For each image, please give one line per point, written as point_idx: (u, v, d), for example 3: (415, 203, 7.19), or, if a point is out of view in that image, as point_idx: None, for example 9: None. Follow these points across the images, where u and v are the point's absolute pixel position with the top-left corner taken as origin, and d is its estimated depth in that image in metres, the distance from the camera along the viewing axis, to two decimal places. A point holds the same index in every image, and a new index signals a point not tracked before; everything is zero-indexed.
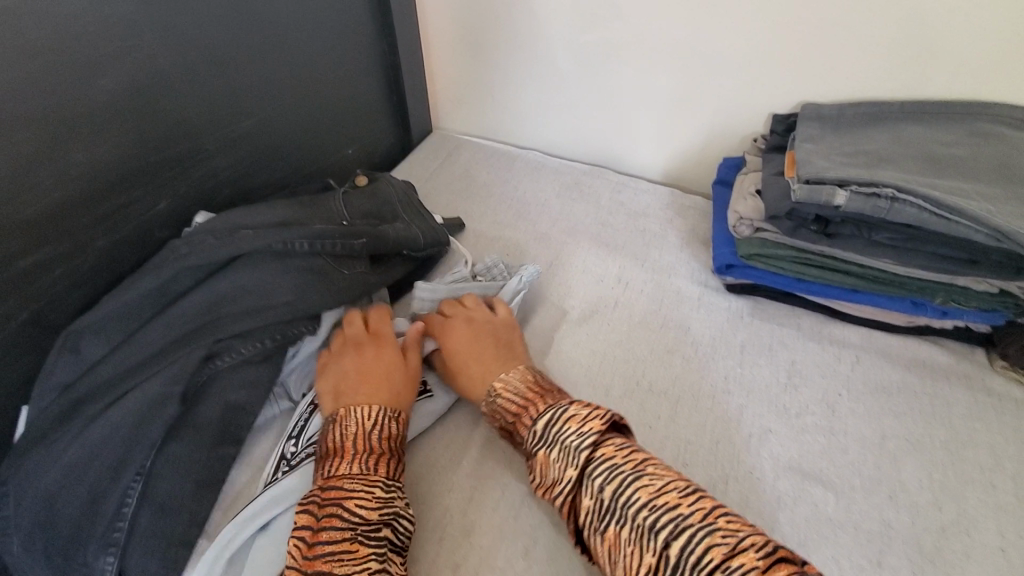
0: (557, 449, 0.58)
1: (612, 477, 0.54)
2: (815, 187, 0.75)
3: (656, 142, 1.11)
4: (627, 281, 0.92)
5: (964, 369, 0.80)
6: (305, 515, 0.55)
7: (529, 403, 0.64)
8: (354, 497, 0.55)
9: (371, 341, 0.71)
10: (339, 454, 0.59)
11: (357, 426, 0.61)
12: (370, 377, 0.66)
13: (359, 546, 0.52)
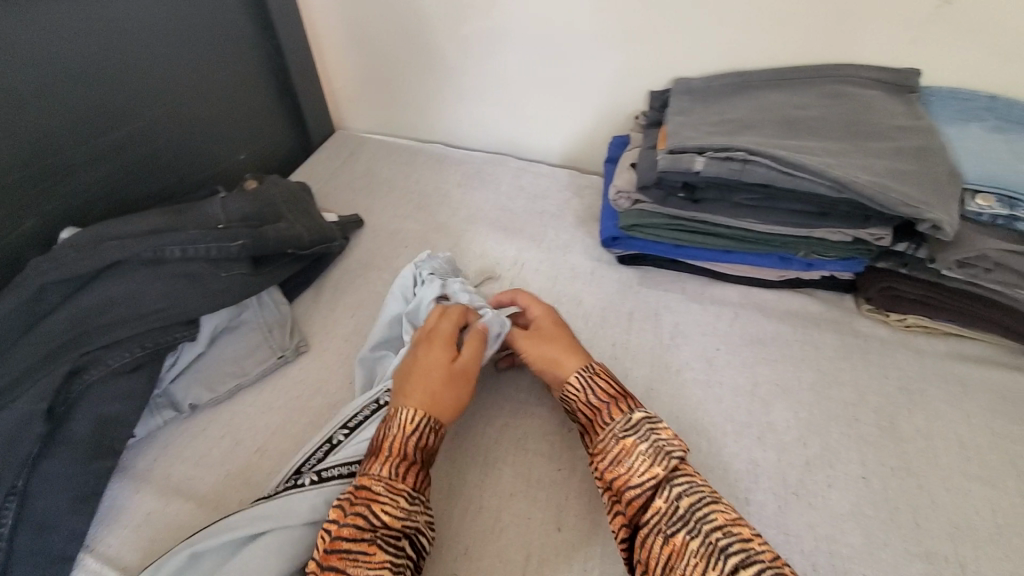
0: (651, 447, 0.59)
1: (696, 495, 0.55)
2: (677, 156, 0.80)
3: (551, 126, 1.15)
4: (523, 263, 0.95)
5: (832, 316, 0.86)
6: (337, 511, 0.55)
7: (620, 398, 0.64)
8: (381, 506, 0.54)
9: (426, 339, 0.68)
10: (378, 454, 0.58)
11: (398, 427, 0.60)
12: (426, 371, 0.64)
13: (376, 550, 0.51)
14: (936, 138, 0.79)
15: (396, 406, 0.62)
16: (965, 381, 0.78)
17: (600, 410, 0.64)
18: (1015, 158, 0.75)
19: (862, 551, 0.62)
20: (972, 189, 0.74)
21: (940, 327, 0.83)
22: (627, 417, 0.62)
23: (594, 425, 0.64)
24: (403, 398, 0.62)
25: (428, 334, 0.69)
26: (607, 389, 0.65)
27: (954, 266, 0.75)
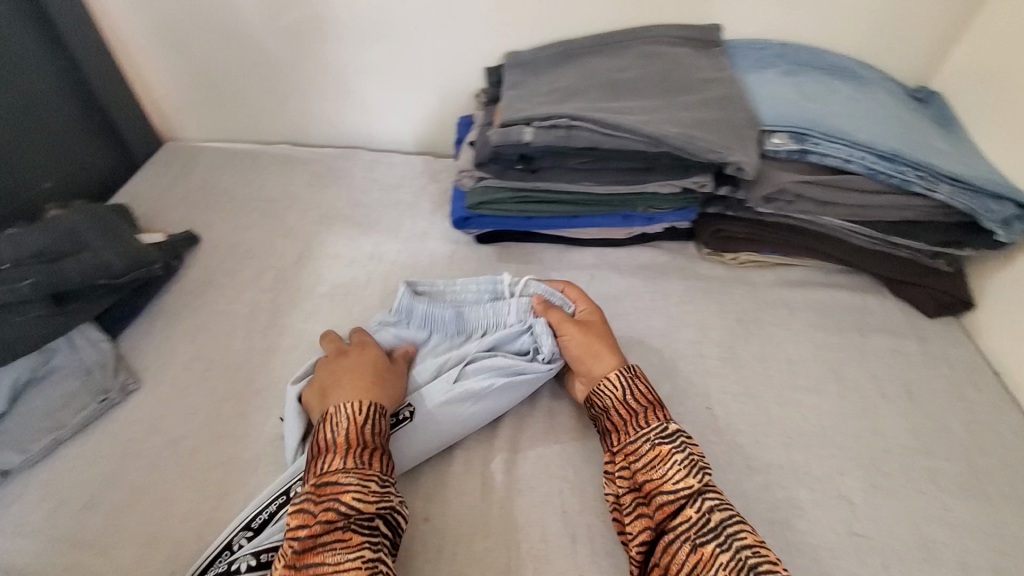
0: (686, 458, 0.60)
1: (727, 509, 0.56)
2: (506, 129, 0.80)
3: (398, 114, 1.12)
4: (380, 256, 0.93)
5: (677, 264, 0.92)
6: (301, 512, 0.55)
7: (657, 406, 0.65)
8: (347, 490, 0.55)
9: (351, 342, 0.72)
10: (332, 451, 0.59)
11: (347, 419, 0.61)
12: (355, 367, 0.67)
13: (353, 534, 0.53)
14: (737, 87, 0.85)
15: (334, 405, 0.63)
16: (790, 304, 0.87)
17: (636, 414, 0.64)
18: (803, 97, 0.83)
19: (712, 475, 0.67)
20: (769, 130, 0.80)
21: (765, 259, 0.92)
22: (660, 424, 0.63)
23: (627, 427, 0.64)
24: (341, 395, 0.64)
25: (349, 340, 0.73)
26: (644, 394, 0.66)
27: (765, 204, 0.82)
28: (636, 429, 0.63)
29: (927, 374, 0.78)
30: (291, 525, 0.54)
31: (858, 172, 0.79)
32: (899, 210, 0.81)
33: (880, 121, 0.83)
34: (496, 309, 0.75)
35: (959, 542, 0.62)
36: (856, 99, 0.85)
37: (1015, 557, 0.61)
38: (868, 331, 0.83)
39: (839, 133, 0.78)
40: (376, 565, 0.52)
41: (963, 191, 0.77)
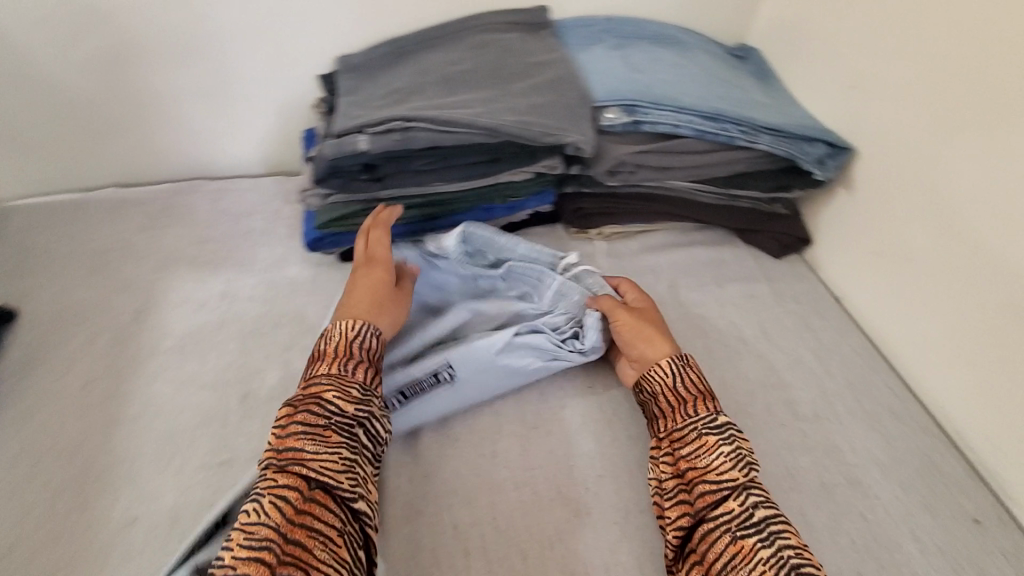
0: (732, 451, 0.58)
1: (771, 507, 0.54)
2: (338, 140, 0.76)
3: (239, 136, 1.05)
4: (234, 295, 0.86)
5: (547, 247, 0.93)
6: (288, 405, 0.58)
7: (707, 397, 0.64)
8: (332, 390, 0.58)
9: (369, 258, 0.73)
10: (323, 359, 0.62)
11: (341, 334, 0.63)
12: (366, 288, 0.69)
13: (332, 431, 0.56)
14: (570, 67, 0.86)
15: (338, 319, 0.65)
16: (655, 269, 0.90)
17: (685, 402, 0.63)
18: (629, 70, 0.86)
19: (596, 455, 0.68)
20: (602, 107, 0.81)
21: (627, 229, 0.95)
22: (711, 416, 0.61)
23: (674, 415, 0.63)
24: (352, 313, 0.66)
25: (365, 256, 0.74)
26: (696, 383, 0.65)
27: (609, 177, 0.84)
28: (683, 417, 0.62)
29: (779, 313, 0.84)
30: (278, 414, 0.57)
31: (689, 135, 0.83)
32: (731, 163, 0.86)
33: (703, 83, 0.86)
34: (535, 283, 0.78)
35: (817, 464, 0.68)
36: (679, 64, 0.89)
37: (863, 466, 0.68)
38: (725, 282, 0.88)
39: (664, 101, 0.80)
40: (350, 464, 0.55)
41: (781, 138, 0.83)
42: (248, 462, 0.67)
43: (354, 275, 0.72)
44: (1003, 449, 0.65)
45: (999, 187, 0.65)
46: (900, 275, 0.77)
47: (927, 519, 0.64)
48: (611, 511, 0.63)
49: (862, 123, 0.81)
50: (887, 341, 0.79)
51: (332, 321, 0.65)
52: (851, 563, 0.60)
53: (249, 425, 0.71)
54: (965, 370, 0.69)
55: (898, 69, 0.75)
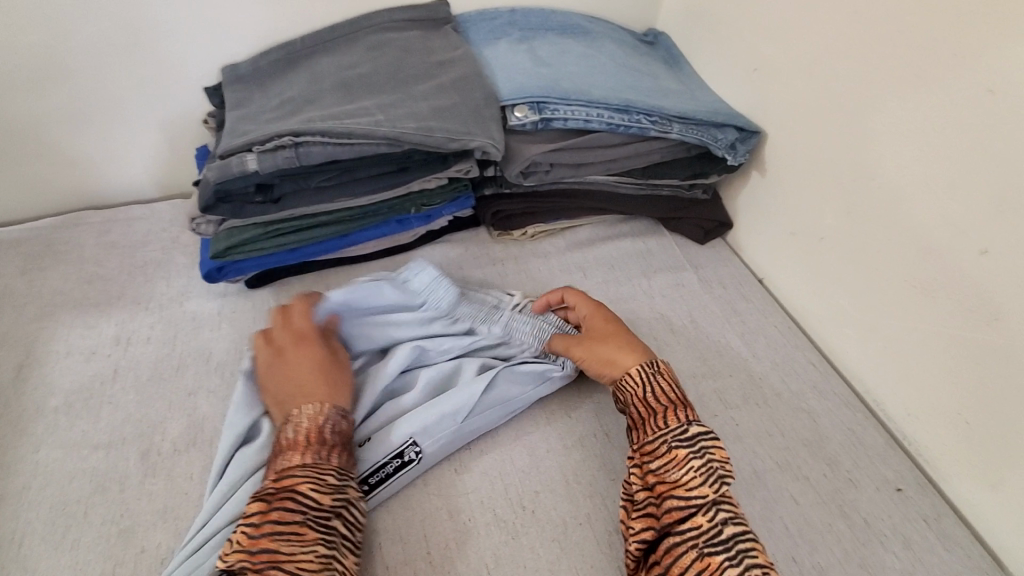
0: (703, 465, 0.56)
1: (741, 524, 0.53)
2: (223, 162, 0.69)
3: (122, 159, 0.95)
4: (128, 338, 0.78)
5: (471, 253, 0.89)
6: (255, 501, 0.52)
7: (680, 406, 0.61)
8: (306, 482, 0.53)
9: (300, 339, 0.66)
10: (292, 447, 0.56)
11: (308, 418, 0.58)
12: (321, 368, 0.63)
13: (308, 529, 0.51)
14: (475, 64, 0.82)
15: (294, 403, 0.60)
16: (583, 266, 0.88)
17: (657, 413, 0.61)
18: (535, 65, 0.83)
19: (533, 470, 0.66)
20: (509, 105, 0.79)
21: (552, 227, 0.92)
22: (686, 427, 0.59)
23: (645, 426, 0.61)
24: (309, 395, 0.61)
25: (291, 334, 0.67)
26: (666, 392, 0.62)
27: (524, 178, 0.82)
28: (655, 428, 0.60)
29: (706, 300, 0.84)
30: (245, 513, 0.52)
31: (601, 129, 0.81)
32: (646, 155, 0.85)
33: (612, 72, 0.85)
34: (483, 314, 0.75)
35: (748, 451, 0.68)
36: (587, 55, 0.87)
37: (792, 448, 0.69)
38: (652, 273, 0.87)
39: (573, 95, 0.78)
40: (331, 562, 0.51)
41: (692, 127, 0.82)
42: (152, 527, 0.61)
43: (294, 353, 0.65)
44: (916, 416, 0.67)
45: (898, 158, 0.64)
46: (812, 254, 0.78)
47: (853, 493, 0.65)
48: (550, 528, 0.61)
49: (768, 106, 0.81)
50: (807, 319, 0.81)
51: (291, 409, 0.59)
52: (786, 548, 0.61)
53: (152, 485, 0.64)
54: (878, 343, 0.70)
55: (797, 50, 0.75)
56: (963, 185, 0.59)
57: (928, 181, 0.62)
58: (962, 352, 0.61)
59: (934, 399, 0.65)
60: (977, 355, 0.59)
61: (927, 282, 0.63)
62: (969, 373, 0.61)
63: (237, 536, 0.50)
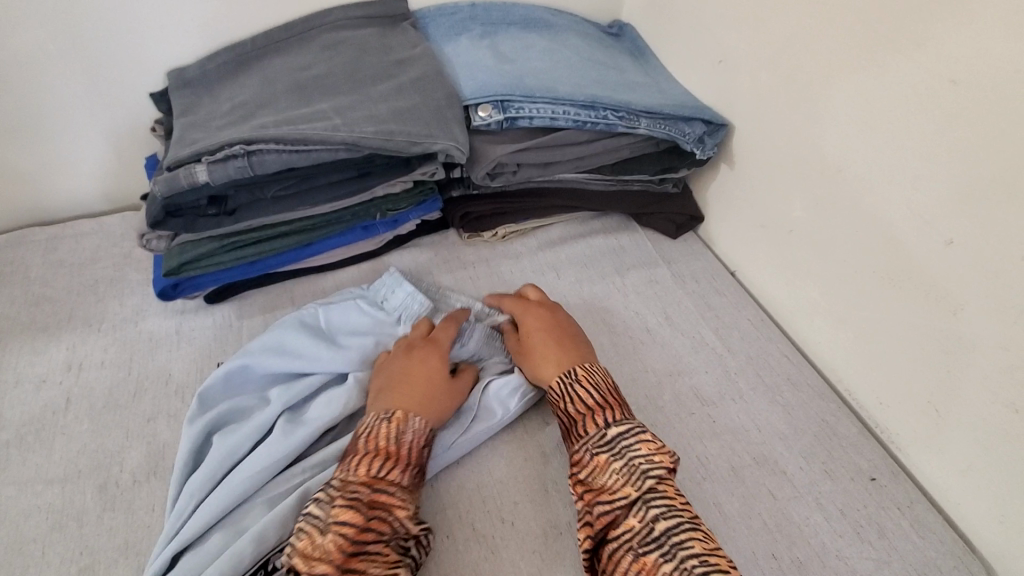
0: (625, 466, 0.57)
1: (671, 516, 0.53)
2: (171, 175, 0.65)
3: (67, 171, 0.90)
4: (81, 362, 0.74)
5: (442, 257, 0.87)
6: (351, 509, 0.51)
7: (598, 410, 0.61)
8: (402, 508, 0.54)
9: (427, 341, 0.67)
10: (394, 460, 0.56)
11: (414, 436, 0.58)
12: (437, 382, 0.63)
13: (389, 551, 0.52)
14: (436, 63, 0.79)
15: (409, 410, 0.60)
16: (556, 266, 0.86)
17: (577, 422, 0.62)
18: (498, 62, 0.81)
19: (512, 480, 0.64)
20: (472, 105, 0.76)
21: (523, 227, 0.91)
22: (604, 430, 0.60)
23: (572, 436, 0.61)
24: (423, 408, 0.61)
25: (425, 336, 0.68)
26: (584, 399, 0.62)
27: (491, 179, 0.80)
28: (577, 438, 0.60)
29: (680, 296, 0.84)
30: (337, 518, 0.51)
31: (568, 127, 0.79)
32: (615, 151, 0.84)
33: (577, 67, 0.83)
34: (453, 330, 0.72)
35: (726, 448, 0.68)
36: (551, 50, 0.85)
37: (768, 442, 0.69)
38: (626, 270, 0.86)
39: (537, 93, 0.76)
40: None
41: (659, 121, 0.81)
42: (114, 564, 0.58)
43: (412, 354, 0.65)
44: (887, 405, 0.68)
45: (863, 150, 0.64)
46: (782, 246, 0.78)
47: (829, 485, 0.66)
48: (530, 539, 0.60)
49: (734, 98, 0.81)
50: (780, 310, 0.81)
51: (406, 413, 0.59)
52: (765, 545, 0.61)
53: (112, 519, 0.60)
54: (848, 334, 0.71)
55: (762, 42, 0.74)
56: (927, 177, 0.59)
57: (893, 172, 0.62)
58: (930, 341, 0.61)
59: (903, 389, 0.65)
60: (944, 344, 0.60)
61: (894, 272, 0.64)
62: (935, 362, 0.61)
63: (331, 544, 0.49)
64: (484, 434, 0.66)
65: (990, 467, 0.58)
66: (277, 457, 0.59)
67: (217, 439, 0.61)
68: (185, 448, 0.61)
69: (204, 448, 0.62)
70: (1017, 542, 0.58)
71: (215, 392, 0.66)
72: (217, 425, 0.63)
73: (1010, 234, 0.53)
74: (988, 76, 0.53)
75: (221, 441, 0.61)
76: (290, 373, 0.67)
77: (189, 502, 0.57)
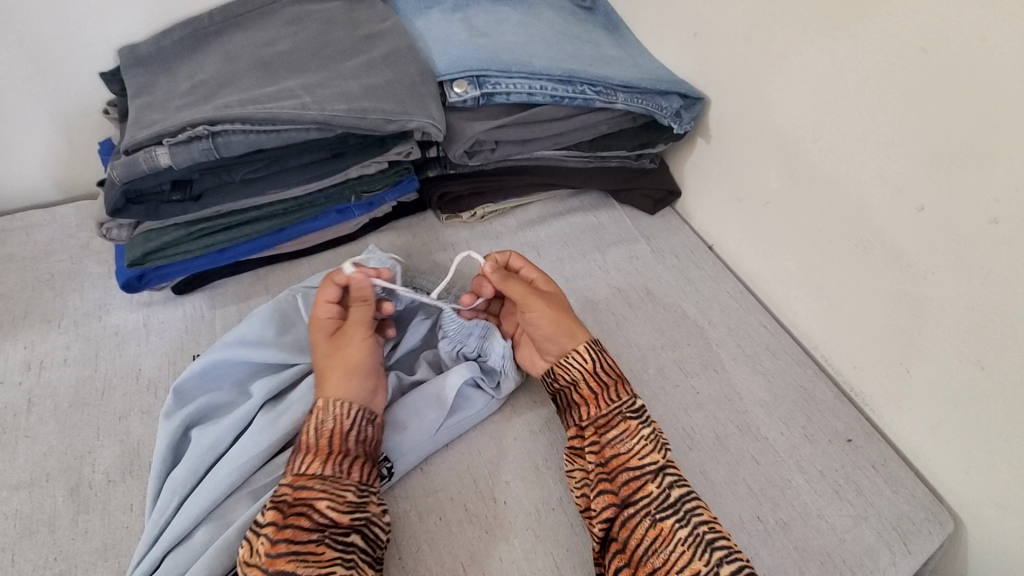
0: (653, 433, 0.60)
1: (687, 485, 0.57)
2: (129, 158, 0.61)
3: (10, 159, 0.84)
4: (41, 361, 0.70)
5: (419, 239, 0.85)
6: (272, 510, 0.52)
7: (625, 380, 0.65)
8: (324, 499, 0.53)
9: (324, 321, 0.63)
10: (314, 452, 0.55)
11: (335, 422, 0.57)
12: (338, 357, 0.60)
13: (324, 547, 0.51)
14: (406, 37, 0.76)
15: (328, 397, 0.58)
16: (536, 245, 0.86)
17: (607, 387, 0.63)
18: (471, 37, 0.78)
19: (502, 461, 0.64)
20: (447, 81, 0.74)
21: (502, 206, 0.90)
22: (632, 398, 0.63)
23: (596, 401, 0.63)
24: (337, 391, 0.58)
25: (323, 316, 0.64)
26: (612, 368, 0.65)
27: (469, 158, 0.79)
28: (607, 402, 0.62)
29: (659, 270, 0.84)
30: (262, 521, 0.52)
31: (545, 102, 0.78)
32: (593, 126, 0.83)
33: (552, 41, 0.81)
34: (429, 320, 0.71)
35: (710, 419, 0.69)
36: (526, 23, 0.83)
37: (751, 411, 0.70)
38: (606, 247, 0.86)
39: (514, 67, 0.74)
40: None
41: (637, 96, 0.80)
42: (92, 567, 0.55)
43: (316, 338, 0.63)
44: (861, 369, 0.70)
45: (836, 120, 0.65)
46: (758, 218, 0.79)
47: (809, 448, 0.68)
48: (524, 516, 0.60)
49: (709, 71, 0.81)
50: (757, 282, 0.82)
51: (321, 404, 0.57)
52: (750, 509, 0.63)
53: (87, 522, 0.58)
54: (823, 301, 0.73)
55: (735, 13, 0.74)
56: (899, 146, 0.60)
57: (865, 141, 0.63)
58: (903, 305, 0.63)
59: (876, 352, 0.68)
60: (912, 307, 0.62)
61: (867, 240, 0.65)
62: (907, 326, 0.63)
63: (259, 546, 0.50)
64: (471, 420, 0.66)
65: (957, 423, 0.61)
66: (263, 449, 0.58)
67: (197, 434, 0.59)
68: (163, 445, 0.59)
69: (183, 444, 0.60)
70: (982, 491, 0.61)
71: (191, 385, 0.63)
72: (196, 420, 0.61)
73: (976, 200, 0.55)
74: (956, 40, 0.53)
75: (203, 435, 0.59)
76: (271, 364, 0.65)
77: (172, 499, 0.56)
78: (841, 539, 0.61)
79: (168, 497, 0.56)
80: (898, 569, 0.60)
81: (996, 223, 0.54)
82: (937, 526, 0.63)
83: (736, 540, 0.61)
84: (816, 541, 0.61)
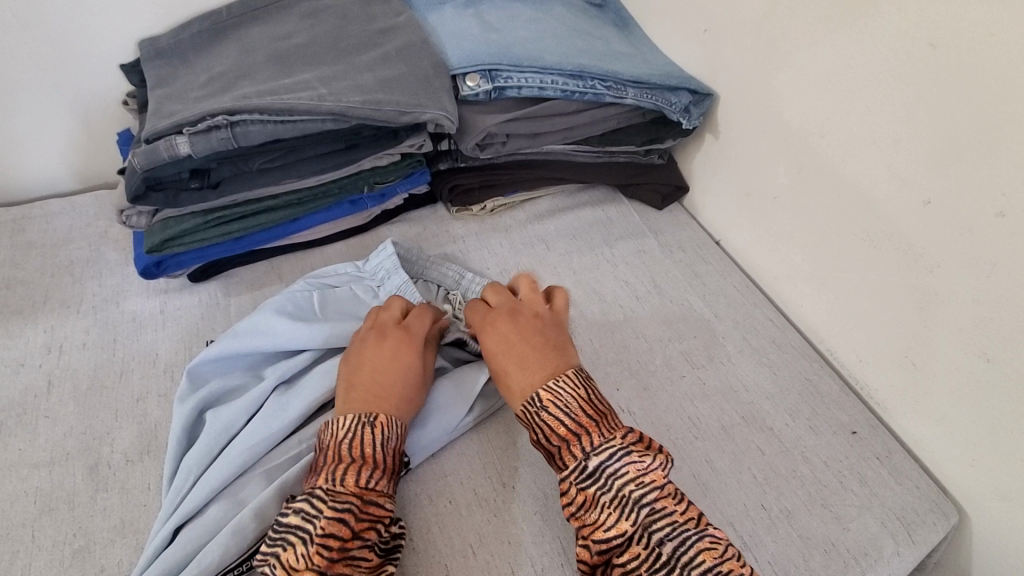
0: (614, 497, 0.53)
1: (675, 539, 0.50)
2: (150, 147, 0.63)
3: (33, 149, 0.86)
4: (61, 344, 0.71)
5: (431, 231, 0.86)
6: (343, 520, 0.49)
7: (573, 439, 0.56)
8: (388, 515, 0.53)
9: (406, 337, 0.63)
10: (376, 466, 0.54)
11: (396, 443, 0.56)
12: (410, 381, 0.60)
13: (374, 557, 0.51)
14: (421, 32, 0.77)
15: (391, 414, 0.57)
16: (545, 238, 0.87)
17: (556, 456, 0.57)
18: (484, 33, 0.80)
19: (513, 448, 0.65)
20: (460, 74, 0.76)
21: (512, 200, 0.91)
22: (586, 459, 0.55)
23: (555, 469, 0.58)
24: (401, 413, 0.58)
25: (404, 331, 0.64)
26: (555, 429, 0.57)
27: (480, 150, 0.81)
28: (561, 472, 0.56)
29: (667, 264, 0.85)
30: (323, 529, 0.48)
31: (556, 97, 0.79)
32: (602, 121, 0.84)
33: (563, 37, 0.82)
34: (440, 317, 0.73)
35: (716, 409, 0.70)
36: (537, 19, 0.84)
37: (757, 403, 0.71)
38: (614, 241, 0.87)
39: (526, 62, 0.75)
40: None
41: (647, 91, 0.81)
42: (111, 544, 0.57)
43: (390, 348, 0.61)
44: (867, 363, 0.71)
45: (846, 115, 0.66)
46: (765, 213, 0.80)
47: (813, 439, 0.69)
48: (533, 501, 0.61)
49: (718, 69, 0.82)
50: (764, 275, 0.83)
51: (389, 419, 0.56)
52: (755, 498, 0.64)
53: (106, 500, 0.59)
54: (829, 296, 0.73)
55: (746, 10, 0.75)
56: (907, 141, 0.61)
57: (872, 136, 0.64)
58: (910, 300, 0.64)
59: (882, 346, 0.68)
60: (919, 300, 0.63)
61: (874, 235, 0.66)
62: (912, 320, 0.64)
63: (315, 553, 0.48)
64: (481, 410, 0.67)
65: (961, 416, 0.62)
66: (275, 431, 0.59)
67: (212, 416, 0.61)
68: (179, 425, 0.60)
69: (198, 425, 0.62)
70: (985, 484, 0.62)
71: (206, 368, 0.65)
72: (210, 403, 0.63)
73: (985, 193, 0.55)
74: (966, 33, 0.54)
75: (215, 418, 0.60)
76: (281, 350, 0.66)
77: (187, 479, 0.57)
78: (845, 528, 0.62)
79: (183, 476, 0.57)
80: (902, 558, 0.61)
81: (1002, 217, 0.55)
82: (941, 518, 0.63)
83: (741, 528, 0.61)
84: (819, 530, 0.62)
